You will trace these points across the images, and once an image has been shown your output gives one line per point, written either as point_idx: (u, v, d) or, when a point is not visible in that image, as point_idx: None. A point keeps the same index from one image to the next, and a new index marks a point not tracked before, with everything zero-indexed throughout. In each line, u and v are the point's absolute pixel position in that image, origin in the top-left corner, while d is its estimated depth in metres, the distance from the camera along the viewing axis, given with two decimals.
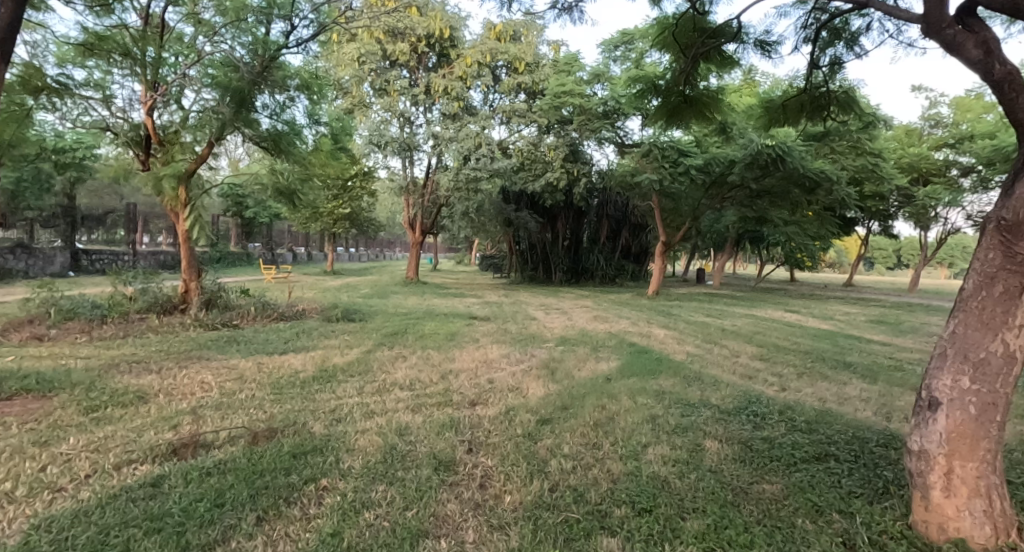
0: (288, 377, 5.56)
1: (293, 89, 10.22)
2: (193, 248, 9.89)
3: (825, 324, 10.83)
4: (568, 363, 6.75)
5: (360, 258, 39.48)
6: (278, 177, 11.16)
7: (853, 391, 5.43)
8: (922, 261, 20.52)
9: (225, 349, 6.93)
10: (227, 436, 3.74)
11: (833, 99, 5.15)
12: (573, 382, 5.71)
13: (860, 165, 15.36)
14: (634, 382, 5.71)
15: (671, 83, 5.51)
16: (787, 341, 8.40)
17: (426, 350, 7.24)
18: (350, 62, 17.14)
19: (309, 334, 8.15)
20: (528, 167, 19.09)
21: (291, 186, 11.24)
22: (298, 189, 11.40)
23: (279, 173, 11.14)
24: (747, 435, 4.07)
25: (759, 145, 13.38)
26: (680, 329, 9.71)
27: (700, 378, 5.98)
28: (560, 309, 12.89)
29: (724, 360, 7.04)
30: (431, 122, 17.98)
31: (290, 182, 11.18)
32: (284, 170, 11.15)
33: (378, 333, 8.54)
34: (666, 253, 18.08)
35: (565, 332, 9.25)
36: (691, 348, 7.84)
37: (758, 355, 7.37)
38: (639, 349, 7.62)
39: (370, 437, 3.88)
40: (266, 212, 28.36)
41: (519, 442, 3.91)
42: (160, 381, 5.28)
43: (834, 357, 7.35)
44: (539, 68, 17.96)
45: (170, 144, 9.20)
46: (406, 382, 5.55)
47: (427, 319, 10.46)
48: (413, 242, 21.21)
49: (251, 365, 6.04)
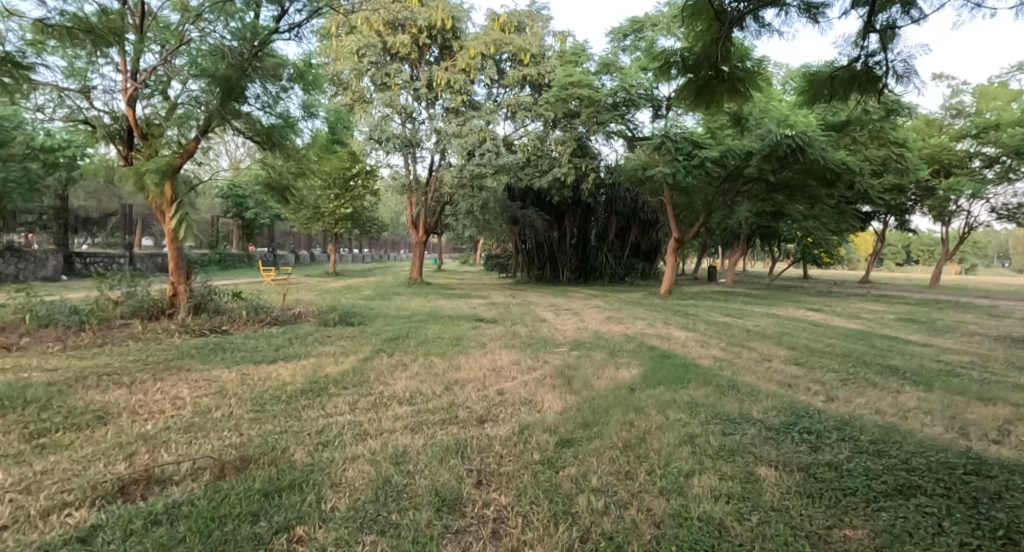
0: (273, 391, 4.95)
1: (286, 79, 9.81)
2: (182, 249, 9.34)
3: (854, 324, 10.16)
4: (586, 370, 6.11)
5: (363, 260, 38.99)
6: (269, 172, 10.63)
7: (912, 401, 4.75)
8: (944, 256, 19.71)
9: (208, 358, 6.34)
10: (189, 467, 3.16)
11: (890, 70, 4.42)
12: (594, 394, 5.08)
13: (884, 156, 14.60)
14: (662, 393, 5.07)
15: (700, 55, 4.91)
16: (819, 344, 7.72)
17: (428, 357, 6.63)
18: (349, 55, 16.69)
19: (302, 340, 7.56)
20: (534, 163, 18.38)
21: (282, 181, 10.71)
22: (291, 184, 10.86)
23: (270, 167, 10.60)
24: (807, 459, 3.42)
25: (779, 136, 12.70)
26: (701, 331, 9.05)
27: (735, 387, 5.33)
28: (570, 310, 12.26)
29: (756, 366, 6.38)
30: (434, 117, 17.38)
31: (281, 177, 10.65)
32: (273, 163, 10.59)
33: (378, 338, 7.93)
34: (679, 249, 17.40)
35: (579, 335, 8.61)
36: (718, 352, 7.19)
37: (792, 360, 6.71)
38: (661, 354, 6.99)
39: (360, 467, 3.28)
40: (267, 213, 27.89)
41: (538, 471, 3.28)
42: (128, 396, 4.70)
43: (876, 361, 6.66)
44: (545, 60, 17.33)
45: (155, 138, 8.64)
46: (406, 395, 4.93)
47: (430, 322, 9.84)
48: (416, 242, 20.62)
49: (235, 377, 5.44)
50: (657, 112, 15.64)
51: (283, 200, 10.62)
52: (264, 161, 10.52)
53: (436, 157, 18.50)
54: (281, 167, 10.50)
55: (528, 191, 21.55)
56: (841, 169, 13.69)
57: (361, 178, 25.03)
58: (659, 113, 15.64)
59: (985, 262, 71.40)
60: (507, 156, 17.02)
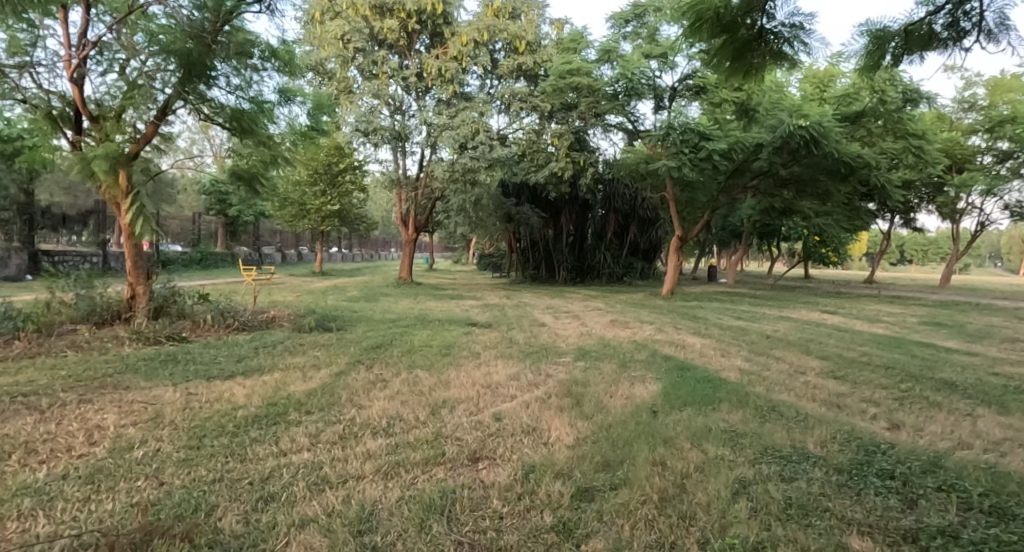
0: (220, 418, 4.02)
1: (258, 58, 8.88)
2: (142, 245, 8.40)
3: (878, 328, 9.39)
4: (596, 387, 5.24)
5: (352, 259, 38.05)
6: (237, 159, 9.91)
7: (997, 428, 3.94)
8: (955, 256, 19.02)
9: (154, 372, 5.41)
10: (68, 545, 2.26)
11: (979, 20, 3.64)
12: (611, 420, 4.21)
13: (900, 149, 13.82)
14: (691, 418, 4.22)
15: (740, 12, 4.07)
16: (853, 352, 6.92)
17: (412, 370, 5.74)
18: (334, 40, 15.83)
19: (271, 349, 6.63)
20: (530, 157, 17.56)
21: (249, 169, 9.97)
22: (263, 175, 10.09)
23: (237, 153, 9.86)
24: (910, 523, 2.56)
25: (792, 126, 11.91)
26: (717, 337, 8.20)
27: (776, 409, 4.48)
28: (570, 313, 11.43)
29: (792, 381, 5.54)
30: (425, 109, 16.50)
31: (249, 166, 9.88)
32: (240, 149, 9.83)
33: (358, 347, 7.02)
34: (682, 248, 16.56)
35: (583, 342, 7.75)
36: (742, 363, 6.36)
37: (829, 373, 5.87)
38: (680, 366, 6.15)
39: (307, 539, 2.40)
40: (252, 210, 26.87)
41: (553, 544, 2.42)
42: (33, 427, 3.75)
43: (925, 373, 5.85)
44: (541, 49, 16.43)
45: (106, 121, 7.69)
46: (382, 423, 4.05)
47: (418, 327, 8.96)
48: (406, 240, 19.70)
49: (178, 398, 4.52)
50: (659, 104, 14.65)
51: (253, 192, 9.87)
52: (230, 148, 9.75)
53: (427, 152, 17.66)
54: (251, 157, 9.71)
55: (523, 187, 20.60)
56: (856, 163, 12.94)
57: (349, 173, 24.06)
58: (661, 105, 14.66)
59: (978, 262, 71.37)
60: (502, 149, 16.29)
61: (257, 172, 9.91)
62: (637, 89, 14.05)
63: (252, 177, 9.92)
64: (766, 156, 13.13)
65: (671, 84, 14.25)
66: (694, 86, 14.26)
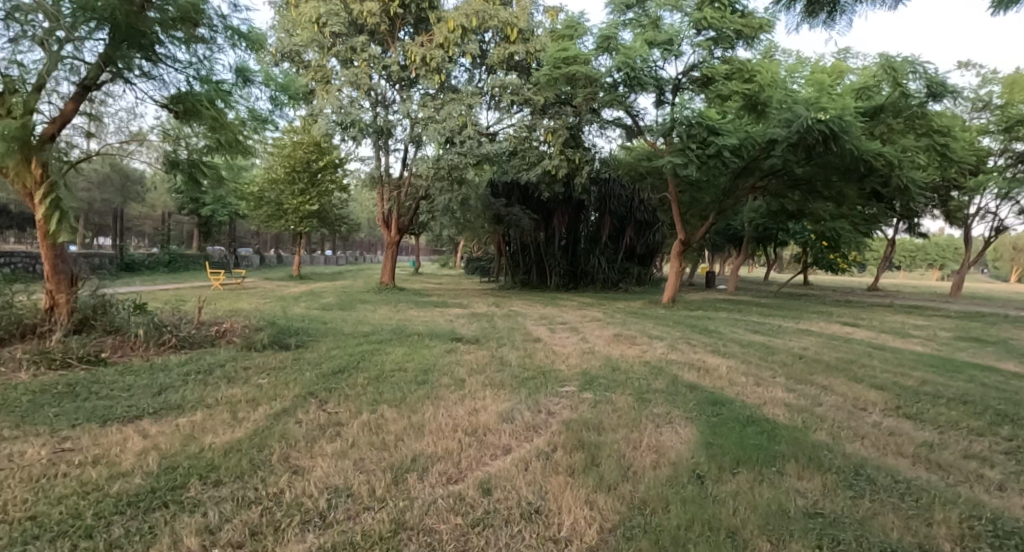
0: (78, 497, 2.71)
1: (207, 30, 7.59)
2: (65, 246, 7.02)
3: (916, 346, 8.32)
4: (614, 434, 4.05)
5: (335, 262, 36.64)
6: (175, 145, 8.49)
7: None
8: (967, 263, 18.09)
9: (32, 412, 4.07)
10: None
11: None
12: (645, 494, 3.01)
13: (923, 147, 12.80)
14: (756, 491, 3.03)
15: None
16: (911, 379, 5.78)
17: (376, 407, 4.48)
18: (308, 24, 14.60)
19: (204, 377, 5.30)
20: (521, 154, 16.35)
21: (190, 157, 8.56)
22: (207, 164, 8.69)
23: (177, 139, 8.45)
24: None
25: (811, 120, 10.83)
26: (742, 357, 7.02)
27: (865, 472, 3.30)
28: (567, 324, 10.24)
29: (858, 423, 4.36)
30: (408, 100, 15.27)
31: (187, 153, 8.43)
32: (185, 135, 8.49)
33: (314, 372, 5.73)
34: (684, 253, 15.41)
35: (586, 364, 6.53)
36: (786, 395, 5.19)
37: (898, 411, 4.72)
38: (712, 401, 4.95)
39: None
40: (225, 210, 25.57)
41: None
42: None
43: (1013, 410, 4.75)
44: (535, 38, 15.24)
45: (11, 95, 6.35)
46: (320, 505, 2.80)
47: (394, 343, 7.69)
48: (388, 242, 18.40)
49: (40, 458, 3.20)
50: (660, 98, 13.52)
51: (193, 186, 8.42)
52: (168, 132, 8.32)
53: (411, 148, 16.44)
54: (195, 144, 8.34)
55: (513, 187, 19.57)
56: (877, 162, 11.91)
57: (329, 170, 22.76)
58: (663, 99, 13.52)
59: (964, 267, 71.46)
60: (491, 145, 15.09)
61: (199, 161, 8.49)
62: (639, 79, 12.87)
63: (190, 167, 8.47)
64: (781, 153, 12.07)
65: (675, 75, 13.13)
66: (700, 78, 13.18)
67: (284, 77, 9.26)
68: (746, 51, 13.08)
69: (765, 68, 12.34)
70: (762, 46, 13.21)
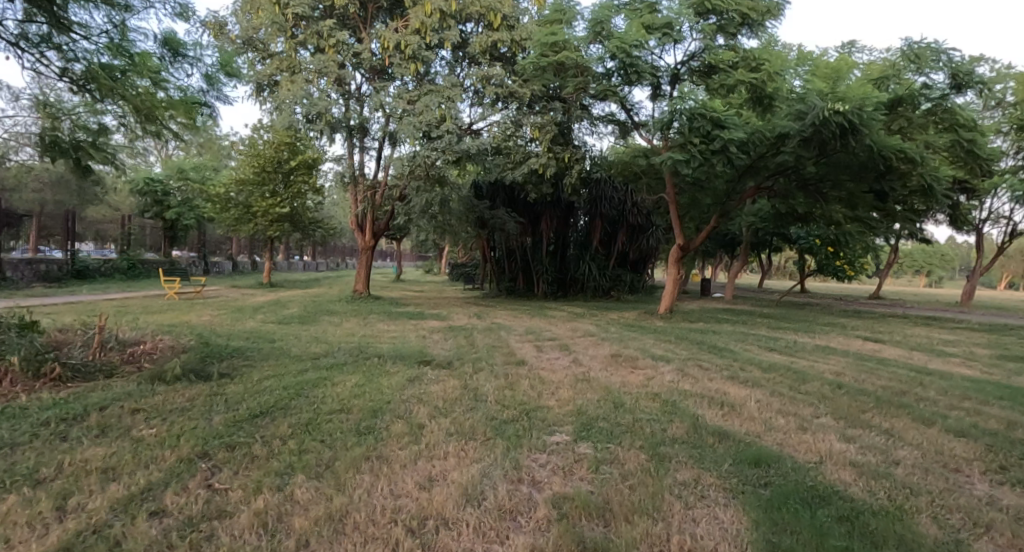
0: None
1: None
2: None
3: (962, 369, 7.14)
4: (629, 527, 2.75)
5: (313, 269, 35.10)
6: (61, 122, 6.60)
7: None
8: (979, 270, 17.06)
9: None
10: None
11: None
12: None
13: (946, 143, 11.76)
14: None
15: None
16: (996, 422, 4.57)
17: (286, 481, 3.12)
18: (267, 4, 13.20)
19: (66, 425, 3.85)
20: (505, 152, 15.11)
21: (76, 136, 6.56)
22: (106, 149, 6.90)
23: (60, 112, 6.52)
24: None
25: (829, 110, 9.68)
26: (769, 388, 5.78)
27: None
28: (557, 341, 8.92)
29: (966, 500, 3.12)
30: (381, 92, 13.94)
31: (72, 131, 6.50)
32: (70, 106, 6.64)
33: (226, 415, 4.33)
34: (681, 259, 14.14)
35: (581, 398, 5.24)
36: (847, 449, 3.94)
37: (1006, 474, 3.51)
38: (753, 460, 3.67)
39: None
40: (192, 212, 23.95)
41: None
42: None
43: None
44: (520, 25, 13.94)
45: None
46: None
47: (347, 369, 6.31)
48: (363, 248, 17.13)
49: None
50: (657, 91, 12.36)
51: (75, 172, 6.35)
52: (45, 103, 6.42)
53: (387, 146, 15.21)
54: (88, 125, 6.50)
55: (498, 188, 18.41)
56: (897, 159, 10.85)
57: (302, 171, 21.40)
58: (660, 92, 12.36)
59: (951, 274, 71.31)
60: (472, 141, 13.77)
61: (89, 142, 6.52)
62: (635, 68, 11.60)
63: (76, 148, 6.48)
64: (792, 149, 10.94)
65: (673, 65, 11.99)
66: (702, 67, 12.05)
67: (235, 62, 7.81)
68: (750, 40, 12.02)
69: (773, 56, 11.23)
70: (766, 37, 12.16)
